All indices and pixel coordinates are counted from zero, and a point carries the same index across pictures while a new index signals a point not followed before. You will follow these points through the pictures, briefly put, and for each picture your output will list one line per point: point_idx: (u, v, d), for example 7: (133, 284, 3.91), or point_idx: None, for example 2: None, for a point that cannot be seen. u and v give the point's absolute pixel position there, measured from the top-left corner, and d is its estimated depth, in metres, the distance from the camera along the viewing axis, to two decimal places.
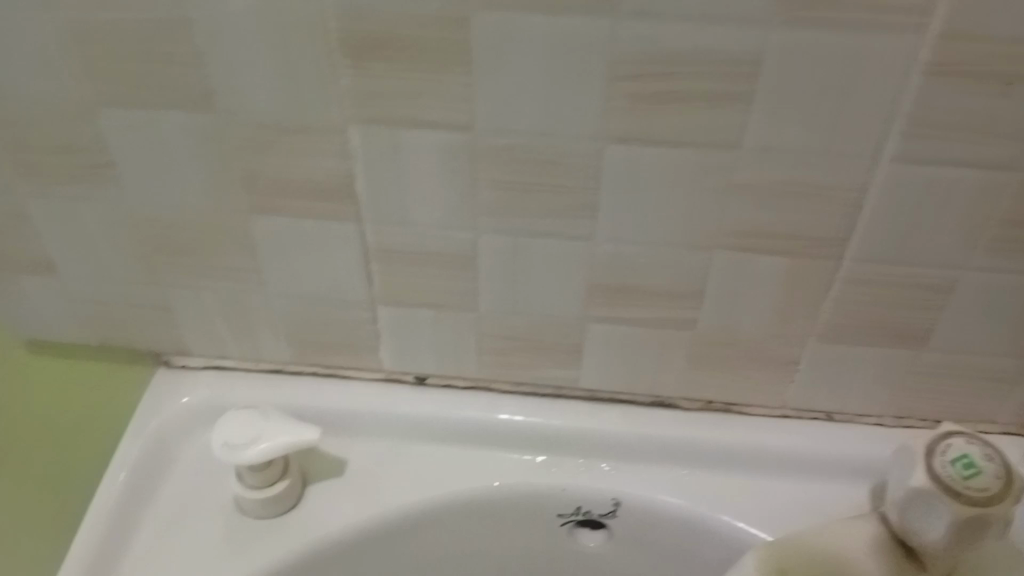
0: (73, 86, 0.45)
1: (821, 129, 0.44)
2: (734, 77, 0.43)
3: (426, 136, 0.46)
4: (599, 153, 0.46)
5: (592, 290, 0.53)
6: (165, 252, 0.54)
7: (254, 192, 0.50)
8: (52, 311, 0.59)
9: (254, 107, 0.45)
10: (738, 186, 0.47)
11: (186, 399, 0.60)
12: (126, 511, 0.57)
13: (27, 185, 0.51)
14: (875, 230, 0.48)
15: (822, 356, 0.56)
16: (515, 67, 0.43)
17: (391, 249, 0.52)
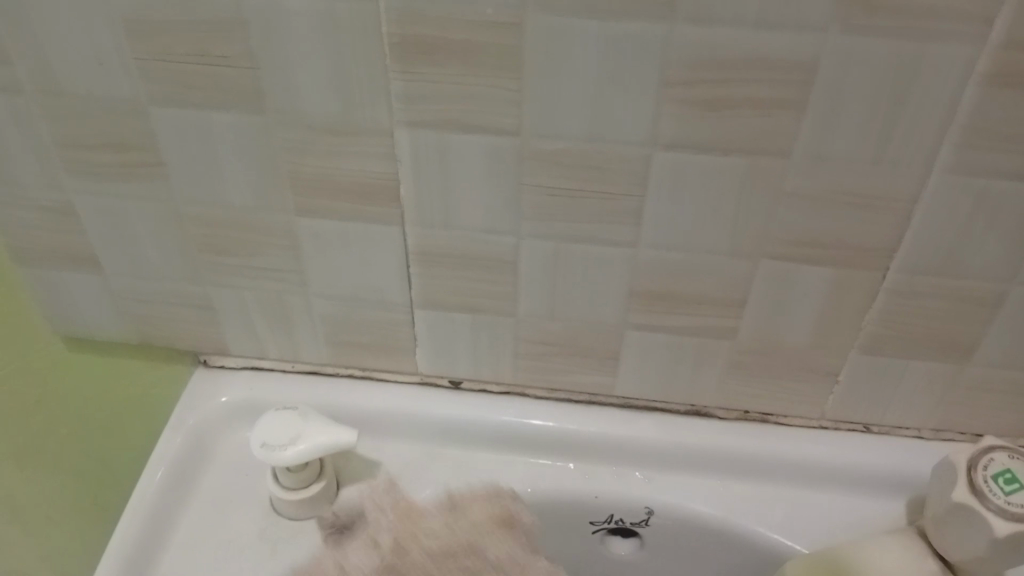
0: (126, 85, 0.46)
1: (873, 138, 0.43)
2: (787, 84, 0.42)
3: (471, 140, 0.46)
4: (645, 159, 0.45)
5: (632, 295, 0.53)
6: (213, 249, 0.55)
7: (299, 193, 0.50)
8: (100, 306, 0.61)
9: (302, 110, 0.46)
10: (785, 194, 0.46)
11: (225, 398, 0.63)
12: (166, 508, 0.58)
13: (80, 181, 0.52)
14: (921, 243, 0.48)
15: (861, 368, 0.56)
16: (564, 71, 0.42)
17: (432, 252, 0.53)
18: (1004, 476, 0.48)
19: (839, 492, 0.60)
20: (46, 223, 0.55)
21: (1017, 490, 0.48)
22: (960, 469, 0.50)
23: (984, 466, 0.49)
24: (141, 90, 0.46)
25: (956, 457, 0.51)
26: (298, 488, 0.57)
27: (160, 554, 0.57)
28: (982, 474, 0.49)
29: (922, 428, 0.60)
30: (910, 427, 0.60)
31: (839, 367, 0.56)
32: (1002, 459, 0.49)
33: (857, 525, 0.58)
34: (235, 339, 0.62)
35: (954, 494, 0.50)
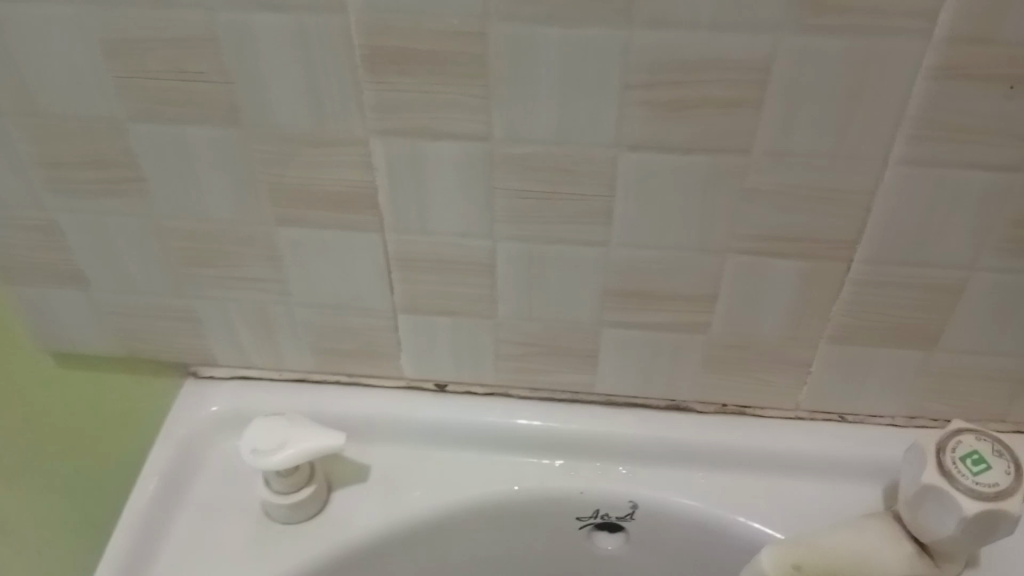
0: (107, 103, 0.48)
1: (829, 133, 0.45)
2: (745, 83, 0.43)
3: (444, 147, 0.47)
4: (612, 161, 0.47)
5: (607, 294, 0.55)
6: (198, 262, 0.56)
7: (280, 204, 0.52)
8: (86, 324, 0.62)
9: (278, 122, 0.47)
10: (750, 190, 0.48)
11: (214, 408, 0.64)
12: (158, 518, 0.60)
13: (65, 199, 0.53)
14: (883, 233, 0.49)
15: (833, 358, 0.57)
16: (529, 78, 0.44)
17: (411, 258, 0.54)
18: (972, 457, 0.50)
19: (818, 481, 0.61)
20: (32, 241, 0.56)
21: (985, 470, 0.49)
22: (929, 451, 0.52)
23: (952, 448, 0.51)
24: (121, 108, 0.48)
25: (925, 440, 0.53)
26: (288, 492, 0.58)
27: (152, 563, 0.58)
28: (951, 456, 0.51)
29: (896, 415, 0.61)
30: (885, 414, 0.61)
31: (812, 357, 0.57)
32: (970, 441, 0.51)
33: (837, 512, 0.60)
34: (222, 350, 0.63)
35: (924, 475, 0.51)
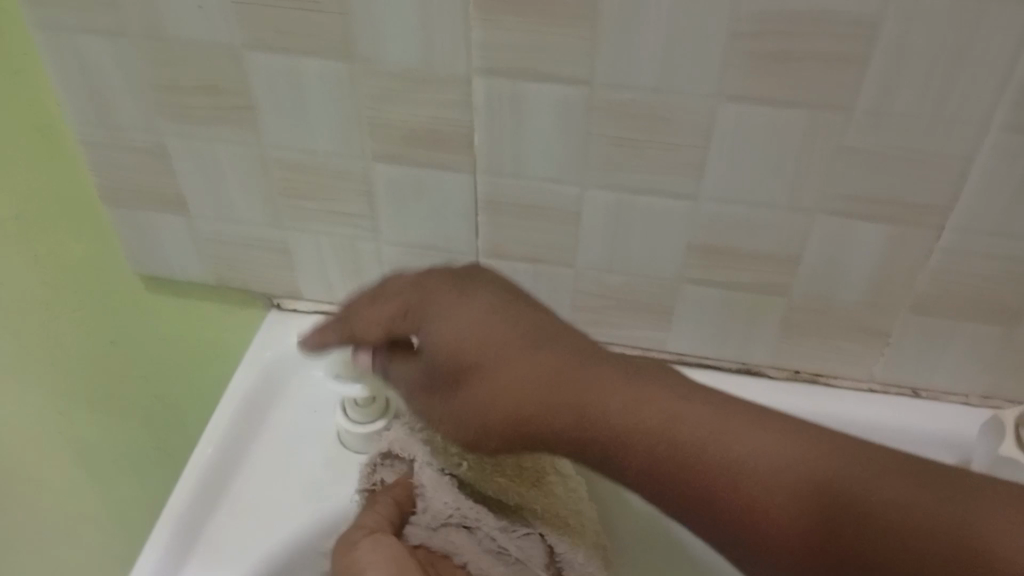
0: (223, 30, 0.49)
1: (931, 96, 0.45)
2: (852, 40, 0.43)
3: (546, 89, 0.48)
4: (710, 112, 0.47)
5: (689, 249, 0.55)
6: (293, 194, 0.58)
7: (379, 139, 0.53)
8: (179, 249, 0.64)
9: (385, 57, 0.49)
10: (847, 149, 0.48)
11: (298, 337, 0.66)
12: (242, 437, 0.62)
13: (172, 124, 0.55)
14: (976, 203, 0.49)
15: (911, 328, 0.57)
16: (638, 23, 0.44)
17: (501, 201, 0.55)
18: None
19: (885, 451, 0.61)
20: (140, 164, 0.58)
21: None
22: (1007, 423, 0.52)
23: None
24: (236, 35, 0.49)
25: (1002, 412, 0.53)
26: (366, 421, 0.61)
27: (233, 479, 0.61)
28: None
29: (970, 394, 0.61)
30: (958, 392, 0.61)
31: (890, 327, 0.57)
32: None
33: None
34: (308, 284, 0.65)
35: (1001, 447, 0.51)
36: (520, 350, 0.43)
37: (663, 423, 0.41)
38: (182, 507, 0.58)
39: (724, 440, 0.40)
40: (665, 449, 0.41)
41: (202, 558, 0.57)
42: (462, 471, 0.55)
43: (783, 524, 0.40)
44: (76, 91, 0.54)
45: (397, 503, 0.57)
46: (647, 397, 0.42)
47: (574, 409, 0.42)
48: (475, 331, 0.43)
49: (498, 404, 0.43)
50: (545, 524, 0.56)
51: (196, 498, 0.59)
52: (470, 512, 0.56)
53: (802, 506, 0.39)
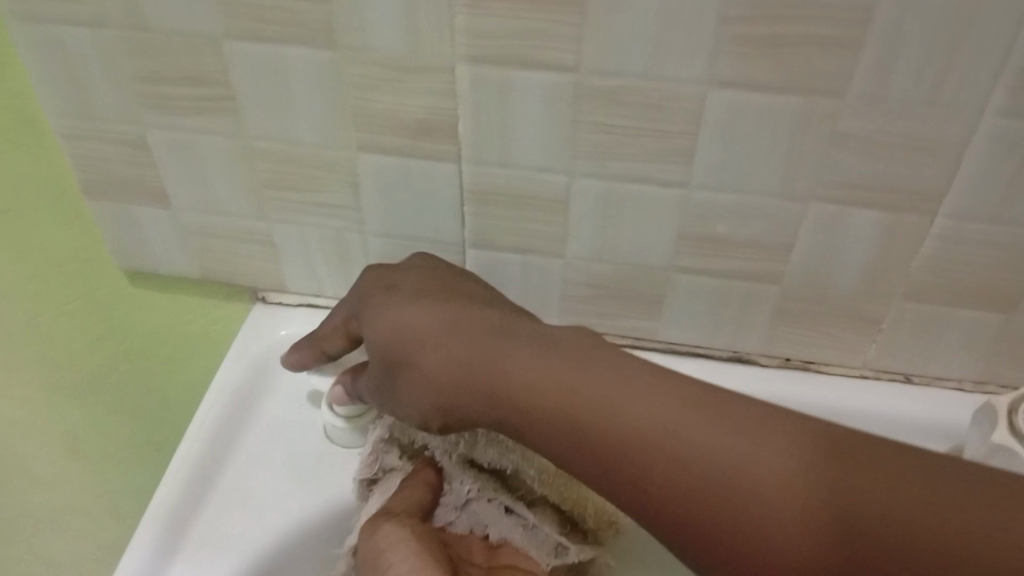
0: (203, 18, 0.48)
1: (925, 80, 0.44)
2: (845, 23, 0.42)
3: (533, 76, 0.47)
4: (701, 98, 0.47)
5: (681, 237, 0.54)
6: (278, 185, 0.57)
7: (364, 129, 0.52)
8: (163, 242, 0.63)
9: (370, 45, 0.48)
10: (840, 135, 0.47)
11: (285, 330, 0.65)
12: (230, 430, 0.62)
13: (153, 115, 0.54)
14: (970, 190, 0.48)
15: (905, 316, 0.57)
16: (627, 8, 0.43)
17: (488, 191, 0.54)
18: None
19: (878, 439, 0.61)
20: (120, 156, 0.57)
21: None
22: (1001, 411, 0.51)
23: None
24: (217, 24, 0.48)
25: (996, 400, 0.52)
26: (354, 415, 0.60)
27: (222, 472, 0.60)
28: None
29: (964, 381, 0.61)
30: (952, 378, 0.60)
31: (884, 315, 0.57)
32: None
33: None
34: (295, 276, 0.64)
35: (995, 435, 0.51)
36: (442, 334, 0.49)
37: (561, 403, 0.44)
38: (170, 502, 0.57)
39: (611, 414, 0.43)
40: (565, 430, 0.44)
41: (190, 552, 0.56)
42: (467, 448, 0.57)
43: (676, 497, 0.41)
44: (53, 81, 0.53)
45: (423, 486, 0.57)
46: (548, 377, 0.45)
47: (486, 391, 0.46)
48: (409, 324, 0.50)
49: (427, 387, 0.49)
50: (552, 488, 0.56)
51: (185, 493, 0.58)
52: (485, 483, 0.57)
53: (689, 481, 0.41)
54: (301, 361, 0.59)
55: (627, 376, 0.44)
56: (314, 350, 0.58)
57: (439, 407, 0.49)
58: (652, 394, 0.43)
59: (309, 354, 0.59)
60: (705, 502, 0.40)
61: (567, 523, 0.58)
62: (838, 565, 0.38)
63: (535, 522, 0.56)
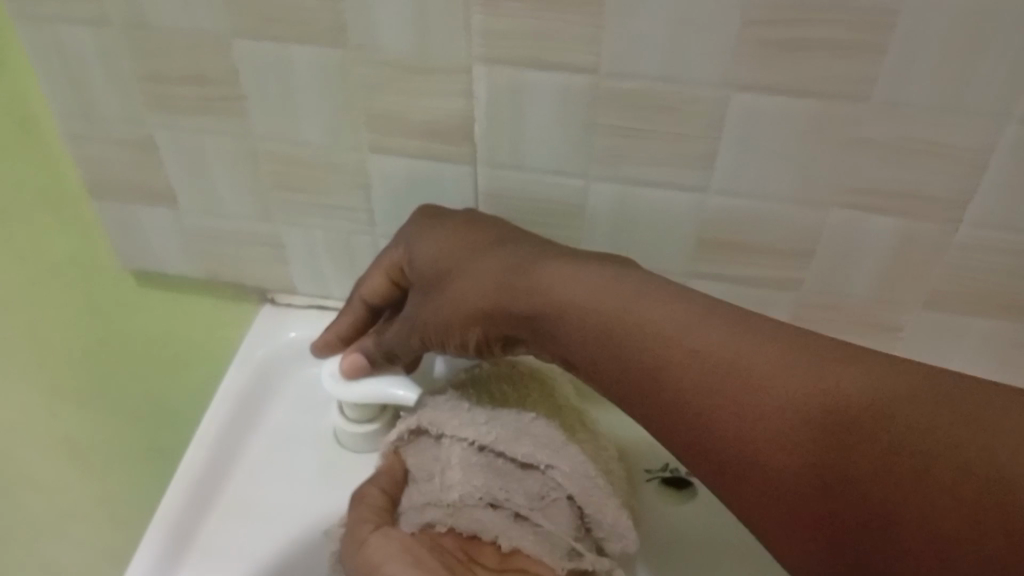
0: (211, 17, 0.47)
1: (949, 86, 0.43)
2: (869, 28, 0.41)
3: (548, 78, 0.46)
4: (719, 102, 0.46)
5: (696, 243, 0.53)
6: (286, 186, 0.56)
7: (375, 131, 0.51)
8: (168, 245, 0.62)
9: (381, 45, 0.47)
10: (862, 141, 0.46)
11: (293, 333, 0.65)
12: (235, 435, 0.61)
13: (160, 115, 0.53)
14: (993, 196, 0.47)
15: (923, 324, 0.56)
16: (645, 10, 0.42)
17: (501, 194, 0.53)
18: None
19: None
20: (126, 157, 0.56)
21: None
22: None
23: None
24: (224, 22, 0.47)
25: None
26: (367, 420, 0.60)
27: (227, 478, 0.60)
28: None
29: None
30: None
31: (901, 323, 0.56)
32: None
33: None
34: (302, 279, 0.63)
35: None
36: (478, 250, 0.49)
37: (591, 302, 0.45)
38: (174, 509, 0.57)
39: (640, 313, 0.43)
40: (591, 328, 0.45)
41: (197, 560, 0.56)
42: (492, 442, 0.52)
43: (700, 395, 0.41)
44: (59, 81, 0.52)
45: (388, 494, 0.54)
46: (581, 280, 0.46)
47: (515, 296, 0.47)
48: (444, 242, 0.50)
49: (459, 302, 0.49)
50: (576, 491, 0.52)
51: (188, 500, 0.57)
52: (499, 488, 0.52)
53: (714, 370, 0.41)
54: (341, 329, 0.57)
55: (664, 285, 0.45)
56: (354, 303, 0.56)
57: (470, 322, 0.49)
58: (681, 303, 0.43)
59: (351, 314, 0.57)
60: (731, 401, 0.40)
61: (582, 527, 0.54)
62: (857, 418, 0.37)
63: (552, 531, 0.52)
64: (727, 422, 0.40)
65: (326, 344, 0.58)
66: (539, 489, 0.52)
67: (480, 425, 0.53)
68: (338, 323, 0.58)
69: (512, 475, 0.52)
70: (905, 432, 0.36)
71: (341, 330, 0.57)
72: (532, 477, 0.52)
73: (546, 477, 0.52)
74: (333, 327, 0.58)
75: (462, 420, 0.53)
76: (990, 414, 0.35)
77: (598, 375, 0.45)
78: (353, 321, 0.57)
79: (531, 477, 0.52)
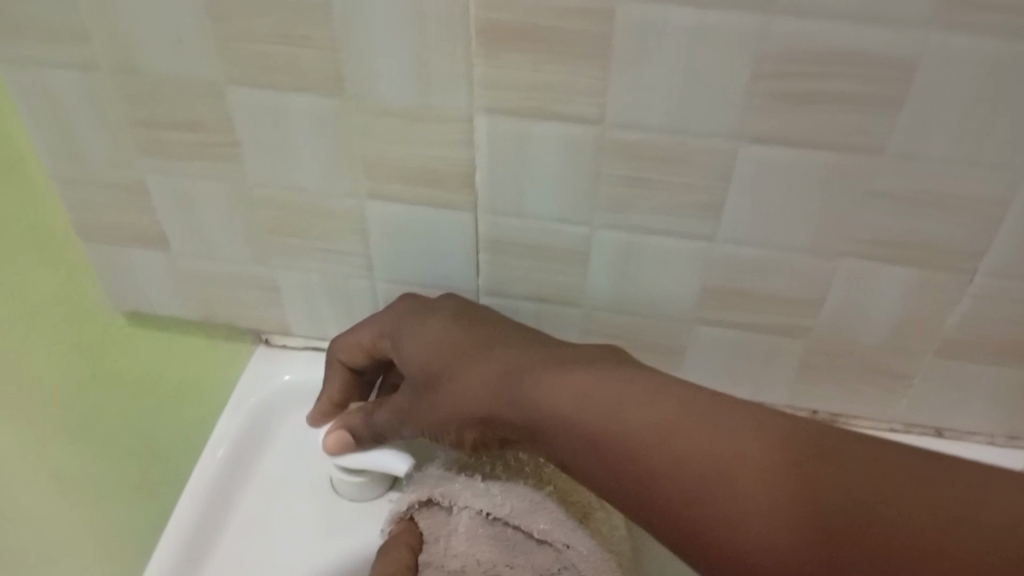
0: (204, 64, 0.46)
1: (967, 139, 0.42)
2: (885, 81, 0.40)
3: (552, 127, 0.45)
4: (728, 152, 0.44)
5: (703, 290, 0.52)
6: (281, 231, 0.54)
7: (372, 177, 0.50)
8: (160, 286, 0.60)
9: (379, 93, 0.45)
10: (877, 192, 0.45)
11: (287, 376, 0.63)
12: (229, 485, 0.60)
13: (150, 159, 0.52)
14: (1011, 246, 0.46)
15: (935, 371, 0.54)
16: (653, 62, 0.41)
17: (502, 241, 0.52)
18: None
19: None
20: (117, 201, 0.54)
21: None
22: None
23: None
24: (218, 69, 0.46)
25: None
26: (357, 470, 0.58)
27: (222, 530, 0.58)
28: None
29: (994, 435, 0.58)
30: (982, 433, 0.58)
31: (914, 370, 0.54)
32: None
33: None
34: (298, 321, 0.61)
35: None
36: (468, 347, 0.49)
37: (579, 407, 0.43)
38: (167, 566, 0.55)
39: (627, 418, 0.42)
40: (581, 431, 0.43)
41: None
42: (505, 515, 0.52)
43: (702, 502, 0.40)
44: (47, 127, 0.50)
45: (411, 547, 0.53)
46: (570, 378, 0.45)
47: (510, 398, 0.46)
48: (434, 339, 0.50)
49: (452, 402, 0.48)
50: (588, 571, 0.52)
51: (183, 554, 0.56)
52: (504, 563, 0.52)
53: (693, 478, 0.40)
54: (333, 395, 0.57)
55: (648, 375, 0.44)
56: (338, 367, 0.56)
57: (465, 421, 0.49)
58: (669, 400, 0.42)
59: (339, 380, 0.56)
60: (738, 508, 0.39)
61: None
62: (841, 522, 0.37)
63: None
64: (738, 533, 0.39)
65: (317, 413, 0.57)
66: (548, 565, 0.52)
67: (494, 496, 0.53)
68: (327, 390, 0.57)
69: (522, 547, 0.53)
70: (914, 518, 0.36)
71: (333, 395, 0.57)
72: (543, 551, 0.53)
73: (559, 553, 0.52)
74: (322, 395, 0.57)
75: (477, 489, 0.53)
76: (995, 498, 0.36)
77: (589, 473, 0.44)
78: (342, 387, 0.57)
79: (541, 550, 0.53)
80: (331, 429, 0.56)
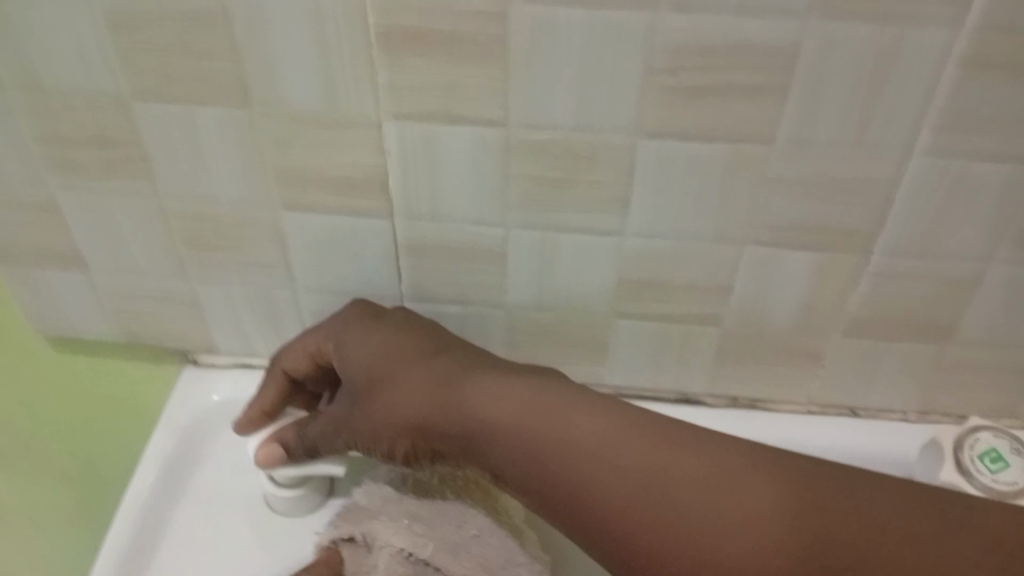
0: (112, 81, 0.46)
1: (852, 124, 0.44)
2: (770, 71, 0.42)
3: (460, 130, 0.46)
4: (630, 147, 0.46)
5: (620, 283, 0.53)
6: (200, 245, 0.55)
7: (289, 188, 0.50)
8: (82, 309, 0.60)
9: (288, 103, 0.46)
10: (773, 180, 0.47)
11: (216, 395, 0.63)
12: (160, 504, 0.59)
13: (62, 180, 0.51)
14: (902, 226, 0.48)
15: (846, 351, 0.56)
16: (551, 61, 0.42)
17: (422, 244, 0.53)
18: (989, 455, 0.53)
19: None
20: (32, 223, 0.54)
21: (1003, 468, 0.52)
22: (947, 447, 0.53)
23: (970, 445, 0.53)
24: (124, 85, 0.46)
25: (942, 436, 0.54)
26: (295, 483, 0.59)
27: (155, 551, 0.58)
28: (969, 454, 0.53)
29: (907, 410, 0.61)
30: (896, 409, 0.60)
31: (825, 351, 0.56)
32: (987, 439, 0.53)
33: None
34: (223, 337, 0.61)
35: (942, 472, 0.53)
36: (409, 360, 0.49)
37: (519, 419, 0.43)
38: None
39: (572, 430, 0.42)
40: (517, 443, 0.43)
41: None
42: (427, 556, 0.52)
43: (636, 507, 0.40)
44: None
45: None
46: (510, 393, 0.45)
47: (446, 411, 0.46)
48: (374, 350, 0.50)
49: (380, 412, 0.48)
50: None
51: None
52: None
53: (634, 487, 0.40)
54: (263, 403, 0.56)
55: (589, 396, 0.44)
56: (275, 376, 0.56)
57: (394, 433, 0.48)
58: (611, 414, 0.43)
59: (274, 389, 0.56)
60: (669, 530, 0.39)
61: None
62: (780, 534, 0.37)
63: None
64: (671, 544, 0.39)
65: (244, 422, 0.57)
66: None
67: (417, 535, 0.53)
68: (259, 398, 0.56)
69: None
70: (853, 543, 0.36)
71: (263, 405, 0.56)
72: None
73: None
74: (253, 404, 0.57)
75: (399, 528, 0.53)
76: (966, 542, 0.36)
77: (522, 487, 0.44)
78: (273, 397, 0.56)
79: None
80: (267, 441, 0.56)
